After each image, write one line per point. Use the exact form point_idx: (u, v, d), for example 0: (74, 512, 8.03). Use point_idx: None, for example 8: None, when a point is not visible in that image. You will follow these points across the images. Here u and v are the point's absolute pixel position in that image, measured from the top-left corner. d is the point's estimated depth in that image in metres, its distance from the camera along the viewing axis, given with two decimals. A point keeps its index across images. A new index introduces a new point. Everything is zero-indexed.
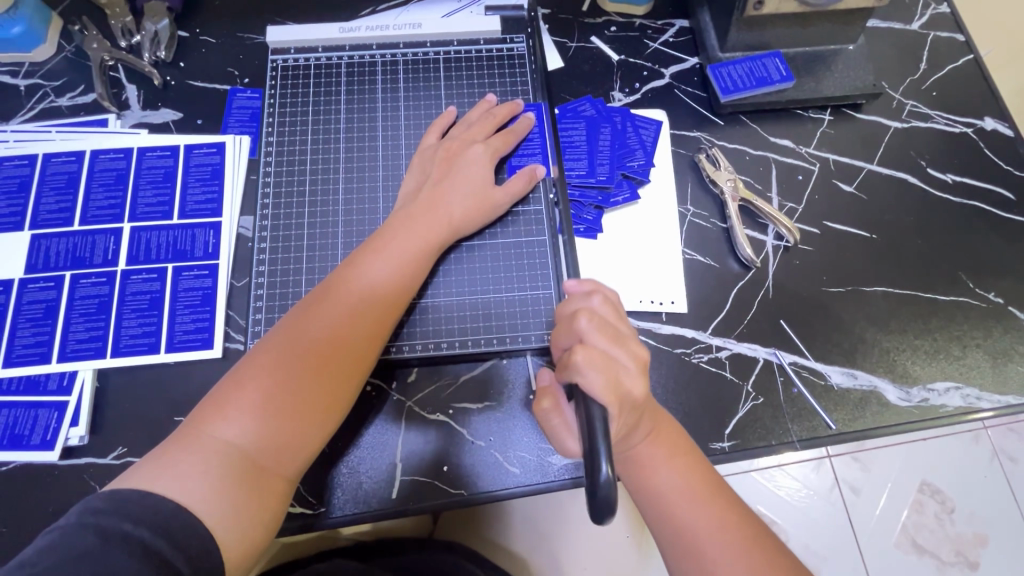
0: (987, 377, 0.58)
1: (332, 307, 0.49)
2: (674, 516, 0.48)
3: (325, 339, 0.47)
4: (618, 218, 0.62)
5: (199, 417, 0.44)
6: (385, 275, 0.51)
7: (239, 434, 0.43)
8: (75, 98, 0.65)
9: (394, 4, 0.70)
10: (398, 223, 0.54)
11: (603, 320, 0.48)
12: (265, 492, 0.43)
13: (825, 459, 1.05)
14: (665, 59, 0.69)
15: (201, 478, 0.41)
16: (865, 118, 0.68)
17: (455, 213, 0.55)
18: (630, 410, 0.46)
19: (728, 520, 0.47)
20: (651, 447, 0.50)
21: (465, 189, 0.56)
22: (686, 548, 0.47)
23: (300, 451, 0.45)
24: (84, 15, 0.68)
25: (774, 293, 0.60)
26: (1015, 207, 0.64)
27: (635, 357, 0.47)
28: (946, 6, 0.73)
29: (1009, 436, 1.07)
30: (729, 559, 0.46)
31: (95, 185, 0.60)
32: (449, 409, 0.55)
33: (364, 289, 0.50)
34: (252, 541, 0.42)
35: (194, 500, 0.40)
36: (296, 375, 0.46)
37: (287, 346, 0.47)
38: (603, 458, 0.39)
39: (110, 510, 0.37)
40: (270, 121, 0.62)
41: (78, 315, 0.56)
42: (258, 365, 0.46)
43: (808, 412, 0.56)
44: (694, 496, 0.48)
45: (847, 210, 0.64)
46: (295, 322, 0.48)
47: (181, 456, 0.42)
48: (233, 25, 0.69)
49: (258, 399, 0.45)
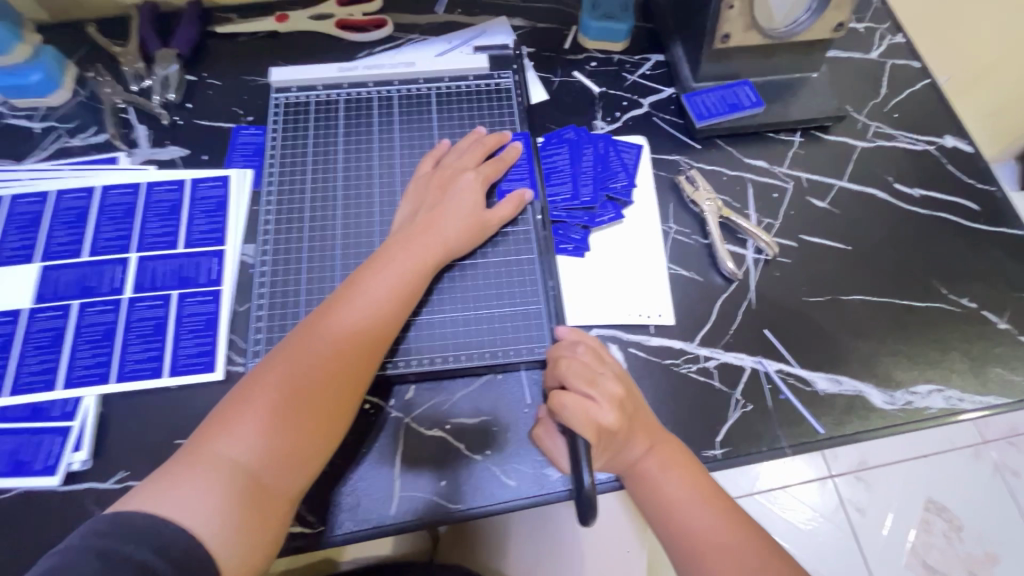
0: (968, 379, 0.60)
1: (333, 326, 0.51)
2: (672, 523, 0.50)
3: (328, 357, 0.49)
4: (605, 236, 0.65)
5: (203, 436, 0.45)
6: (385, 294, 0.53)
7: (243, 452, 0.44)
8: (87, 138, 0.69)
9: (390, 47, 0.76)
10: (396, 246, 0.57)
11: (583, 366, 0.52)
12: (267, 511, 0.44)
13: (828, 479, 1.40)
14: (643, 90, 0.74)
15: (204, 498, 0.42)
16: (833, 139, 0.72)
17: (450, 234, 0.58)
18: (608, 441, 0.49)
19: (723, 527, 0.49)
20: (648, 461, 0.51)
21: (459, 212, 0.59)
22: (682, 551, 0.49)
23: (301, 467, 0.46)
24: (99, 64, 0.73)
25: (757, 303, 0.62)
26: (980, 217, 0.68)
27: (614, 396, 0.51)
28: (901, 37, 0.79)
29: (1009, 454, 1.42)
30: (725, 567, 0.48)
31: (104, 219, 0.63)
32: (447, 424, 0.56)
33: (364, 309, 0.52)
34: (254, 561, 0.43)
35: (198, 520, 0.41)
36: (299, 392, 0.47)
37: (291, 363, 0.48)
38: (585, 468, 0.45)
39: (113, 532, 0.38)
40: (272, 155, 0.66)
41: (84, 343, 0.57)
42: (262, 385, 0.47)
43: (796, 418, 0.58)
44: (693, 504, 0.50)
45: (822, 225, 0.67)
46: (298, 341, 0.50)
47: (184, 475, 0.43)
48: (237, 68, 0.74)
49: (262, 415, 0.46)
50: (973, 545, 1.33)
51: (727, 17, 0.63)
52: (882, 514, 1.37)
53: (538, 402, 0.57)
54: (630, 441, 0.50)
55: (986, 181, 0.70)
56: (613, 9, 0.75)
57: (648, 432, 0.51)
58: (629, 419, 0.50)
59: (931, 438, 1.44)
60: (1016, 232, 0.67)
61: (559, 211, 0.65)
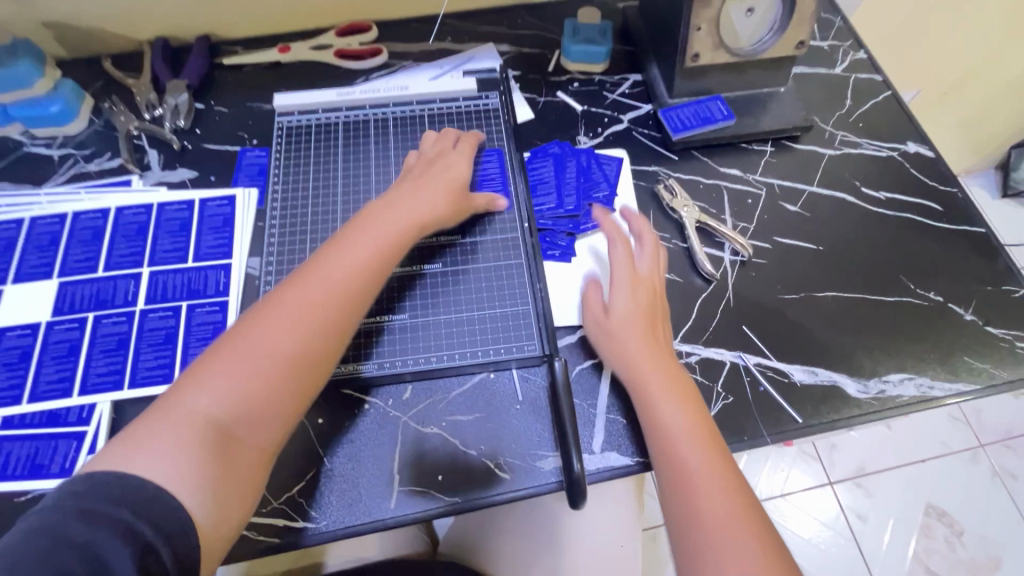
0: (938, 368, 0.63)
1: (311, 282, 0.51)
2: (662, 429, 0.53)
3: (305, 313, 0.50)
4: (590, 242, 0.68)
5: (174, 392, 0.45)
6: (362, 255, 0.54)
7: (215, 405, 0.45)
8: (103, 163, 0.73)
9: (386, 73, 0.81)
10: (374, 213, 0.58)
11: (627, 262, 0.61)
12: (241, 466, 0.45)
13: (828, 486, 1.41)
14: (622, 107, 0.79)
15: (177, 452, 0.43)
16: (803, 147, 0.77)
17: (429, 205, 0.60)
18: (610, 317, 0.60)
19: (721, 476, 0.49)
20: (648, 362, 0.56)
21: (439, 186, 0.62)
22: (676, 479, 0.50)
23: (276, 421, 0.47)
24: (114, 94, 0.78)
25: (735, 302, 0.66)
26: (944, 217, 0.72)
27: (639, 292, 0.60)
28: (863, 53, 0.85)
29: (1007, 456, 1.44)
30: (712, 495, 0.48)
31: (118, 237, 0.67)
32: (442, 422, 0.59)
33: (340, 268, 0.53)
34: (230, 517, 0.44)
35: (170, 476, 0.42)
36: (273, 347, 0.48)
37: (266, 320, 0.49)
38: (574, 457, 0.54)
39: (86, 492, 0.39)
40: (276, 174, 0.70)
41: (99, 352, 0.61)
42: (236, 342, 0.48)
43: (775, 408, 0.60)
44: (684, 422, 0.53)
45: (793, 227, 0.71)
46: (275, 297, 0.50)
47: (157, 430, 0.43)
48: (243, 96, 0.79)
49: (236, 369, 0.46)
50: (975, 549, 1.34)
51: (696, 38, 0.69)
52: (883, 520, 1.38)
53: (530, 399, 0.60)
54: (643, 338, 0.57)
55: (948, 184, 0.74)
56: (592, 34, 0.81)
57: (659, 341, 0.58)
58: (646, 315, 0.59)
59: (927, 441, 1.46)
60: (978, 229, 0.71)
61: (544, 220, 0.69)
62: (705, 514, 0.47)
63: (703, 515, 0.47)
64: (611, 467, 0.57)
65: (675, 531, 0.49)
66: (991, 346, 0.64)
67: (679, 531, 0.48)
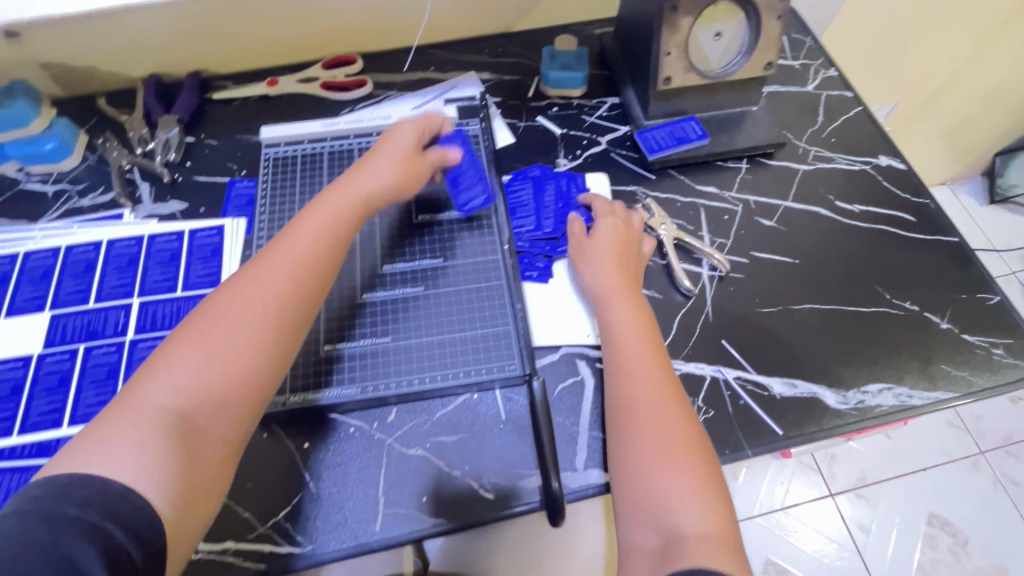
0: (916, 377, 0.64)
1: (260, 266, 0.52)
2: (618, 352, 0.57)
3: (256, 294, 0.50)
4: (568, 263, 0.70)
5: (129, 390, 0.45)
6: (308, 235, 0.55)
7: (172, 396, 0.45)
8: (96, 197, 0.76)
9: (371, 103, 0.84)
10: (323, 195, 0.59)
11: (610, 207, 0.69)
12: (205, 454, 0.45)
13: (829, 497, 1.40)
14: (601, 130, 0.81)
15: (138, 448, 0.42)
16: (777, 164, 0.79)
17: (378, 185, 0.61)
18: (589, 241, 0.66)
19: (659, 389, 0.54)
20: (614, 281, 0.62)
21: (388, 165, 0.63)
22: (619, 385, 0.55)
23: (236, 405, 0.47)
24: (107, 130, 0.81)
25: (714, 317, 0.67)
26: (917, 228, 0.74)
27: (615, 232, 0.66)
28: (834, 71, 0.87)
29: (1007, 463, 1.43)
30: (653, 400, 0.53)
31: (110, 268, 0.69)
32: (427, 444, 0.60)
33: (287, 250, 0.53)
34: (199, 509, 0.44)
35: (132, 475, 0.41)
36: (226, 333, 0.48)
37: (215, 309, 0.49)
38: (553, 476, 0.56)
39: (48, 497, 0.38)
40: (262, 203, 0.72)
41: (89, 382, 0.62)
42: (189, 332, 0.48)
43: (755, 421, 0.61)
44: (633, 344, 0.57)
45: (770, 241, 0.73)
46: (228, 285, 0.51)
47: (114, 427, 0.43)
48: (232, 129, 0.81)
49: (190, 357, 0.47)
50: (980, 559, 1.32)
51: (666, 62, 0.71)
52: (886, 530, 1.36)
53: (513, 418, 0.61)
54: (611, 260, 0.64)
55: (920, 195, 0.76)
56: (569, 61, 0.83)
57: (627, 272, 0.64)
58: (619, 248, 0.65)
59: (927, 449, 1.46)
60: (951, 239, 0.73)
61: (522, 244, 0.70)
62: (640, 412, 0.52)
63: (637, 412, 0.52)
64: (593, 484, 0.58)
65: (613, 424, 0.54)
66: (967, 354, 0.65)
67: (617, 425, 0.53)
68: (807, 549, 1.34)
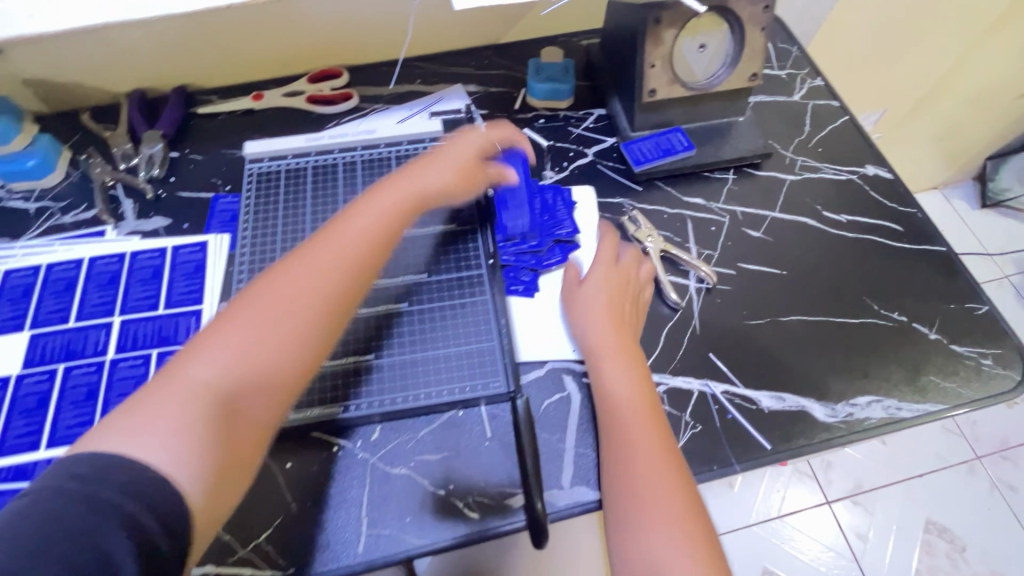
0: (905, 389, 0.63)
1: (321, 252, 0.53)
2: (611, 402, 0.57)
3: (314, 282, 0.51)
4: (552, 277, 0.70)
5: (178, 363, 0.46)
6: (359, 230, 0.55)
7: (220, 377, 0.45)
8: (78, 214, 0.75)
9: (356, 116, 0.83)
10: (380, 189, 0.60)
11: (608, 252, 0.67)
12: (241, 441, 0.45)
13: (825, 505, 1.39)
14: (588, 142, 0.81)
15: (180, 431, 0.42)
16: (764, 174, 0.78)
17: (433, 183, 0.62)
18: (580, 291, 0.65)
19: (656, 446, 0.54)
20: (608, 330, 0.61)
21: (444, 165, 0.63)
22: (615, 441, 0.55)
23: (279, 394, 0.48)
24: (90, 146, 0.80)
25: (701, 329, 0.67)
26: (904, 237, 0.73)
27: (610, 278, 0.65)
28: (820, 80, 0.87)
29: (1004, 468, 1.43)
30: (649, 447, 0.53)
31: (91, 286, 0.68)
32: (411, 462, 0.59)
33: (336, 241, 0.54)
34: (228, 500, 0.44)
35: (171, 459, 0.41)
36: (281, 321, 0.49)
37: (263, 293, 0.50)
38: (535, 497, 0.55)
39: (90, 476, 0.37)
40: (245, 219, 0.71)
41: (68, 404, 0.61)
42: (244, 312, 0.48)
43: (743, 436, 0.60)
44: (630, 388, 0.58)
45: (757, 253, 0.72)
46: (285, 267, 0.52)
47: (160, 400, 0.43)
48: (217, 144, 0.81)
49: (243, 338, 0.47)
50: (978, 565, 1.32)
51: (651, 74, 0.71)
52: (884, 537, 1.35)
53: (498, 435, 0.60)
54: (605, 308, 0.63)
55: (907, 204, 0.76)
56: (555, 73, 0.83)
57: (624, 321, 0.63)
58: (614, 295, 0.64)
59: (923, 455, 1.45)
60: (938, 248, 0.72)
61: (507, 259, 0.70)
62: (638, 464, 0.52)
63: (634, 465, 0.53)
64: (580, 503, 0.57)
65: (610, 476, 0.54)
66: (955, 364, 0.65)
67: (613, 477, 0.53)
68: (804, 557, 1.33)
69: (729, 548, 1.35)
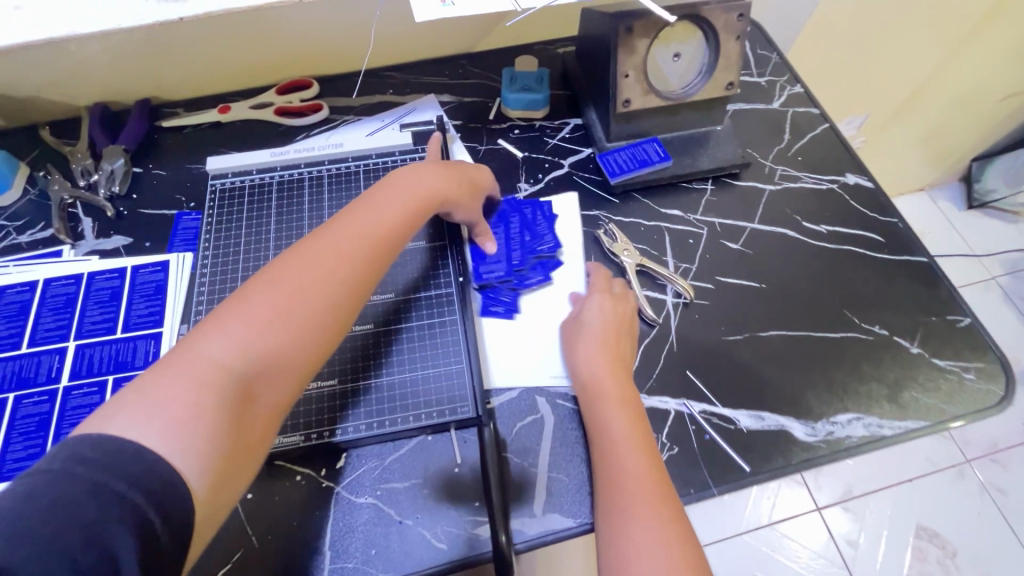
0: (886, 405, 0.62)
1: (336, 243, 0.54)
2: (601, 423, 0.56)
3: (330, 273, 0.52)
4: (534, 297, 0.68)
5: (191, 345, 0.45)
6: (376, 227, 0.57)
7: (236, 361, 0.46)
8: (35, 234, 0.72)
9: (325, 128, 0.81)
10: (390, 186, 0.61)
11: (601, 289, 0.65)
12: (253, 426, 0.46)
13: (816, 512, 1.38)
14: (563, 152, 0.79)
15: (193, 414, 0.42)
16: (743, 184, 0.77)
17: (441, 188, 0.63)
18: (578, 324, 0.63)
19: (644, 467, 0.52)
20: (600, 360, 0.59)
21: (453, 178, 0.65)
22: (604, 467, 0.53)
23: (292, 380, 0.49)
24: (49, 163, 0.77)
25: (678, 346, 0.65)
26: (885, 248, 0.72)
27: (603, 314, 0.63)
28: (799, 87, 0.86)
29: (993, 472, 1.42)
30: (636, 463, 0.52)
31: (45, 310, 0.65)
32: (378, 491, 0.57)
33: (354, 236, 0.55)
34: (229, 491, 0.43)
35: (181, 444, 0.40)
36: (299, 308, 0.49)
37: (283, 279, 0.50)
38: (500, 530, 0.52)
39: (100, 461, 0.37)
40: (207, 238, 0.69)
41: (17, 435, 0.58)
42: (261, 296, 0.49)
43: (721, 457, 0.59)
44: (615, 404, 0.57)
45: (735, 266, 0.70)
46: (301, 255, 0.52)
47: (175, 382, 0.43)
48: (181, 159, 0.79)
49: (260, 324, 0.48)
50: (969, 570, 1.30)
51: (625, 84, 0.70)
52: (875, 544, 1.34)
53: (467, 461, 0.58)
54: (598, 339, 0.61)
55: (888, 214, 0.75)
56: (529, 82, 0.81)
57: (616, 350, 0.61)
58: (607, 330, 0.61)
59: (913, 460, 1.44)
60: (919, 259, 0.71)
61: (485, 279, 0.67)
62: (628, 472, 0.52)
63: (624, 473, 0.52)
64: (553, 530, 0.55)
65: (601, 485, 0.53)
66: (937, 379, 0.63)
67: (603, 493, 0.52)
68: (795, 566, 1.31)
69: (718, 557, 1.33)
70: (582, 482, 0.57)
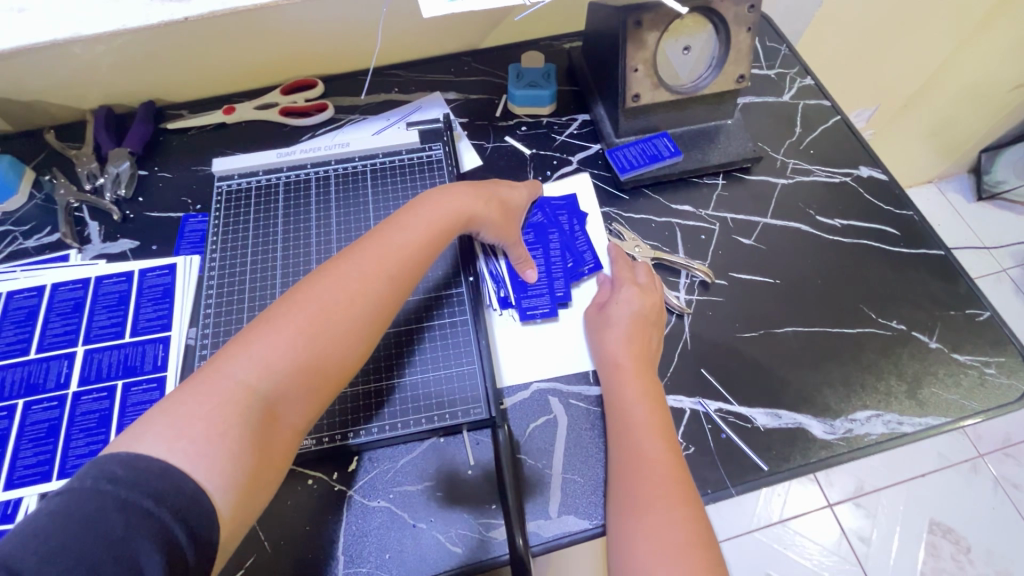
0: (905, 402, 0.61)
1: (358, 264, 0.53)
2: (626, 417, 0.55)
3: (351, 294, 0.51)
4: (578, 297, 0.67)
5: (214, 365, 0.45)
6: (399, 246, 0.56)
7: (256, 382, 0.45)
8: (41, 238, 0.72)
9: (331, 128, 0.81)
10: (417, 204, 0.61)
11: (627, 278, 0.64)
12: (276, 446, 0.45)
13: (827, 507, 1.36)
14: (572, 148, 0.78)
15: (219, 432, 0.42)
16: (754, 178, 0.76)
17: (470, 204, 0.62)
18: (606, 312, 0.62)
19: (659, 464, 0.51)
20: (632, 355, 0.59)
21: (488, 195, 0.64)
22: (625, 462, 0.52)
23: (313, 400, 0.48)
24: (55, 166, 0.77)
25: (692, 344, 0.64)
26: (900, 241, 0.71)
27: (635, 305, 0.61)
28: (810, 79, 0.85)
29: (1006, 467, 1.40)
30: (657, 452, 0.52)
31: (53, 315, 0.65)
32: (391, 493, 0.56)
33: (377, 257, 0.55)
34: (254, 511, 0.43)
35: (206, 462, 0.40)
36: (320, 329, 0.49)
37: (304, 300, 0.50)
38: (517, 534, 0.49)
39: (140, 473, 0.36)
40: (215, 239, 0.69)
41: (27, 441, 0.57)
42: (282, 318, 0.48)
43: (739, 456, 0.58)
44: (641, 401, 0.56)
45: (749, 262, 0.69)
46: (322, 277, 0.52)
47: (198, 403, 0.43)
48: (187, 161, 0.78)
49: (278, 345, 0.47)
50: (984, 567, 1.28)
51: (634, 79, 0.69)
52: (887, 541, 1.32)
53: (481, 461, 0.58)
54: (628, 333, 0.60)
55: (903, 206, 0.73)
56: (536, 78, 0.80)
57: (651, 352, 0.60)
58: (639, 327, 0.60)
59: (926, 456, 1.42)
60: (936, 252, 0.70)
61: (531, 314, 0.65)
62: (647, 457, 0.52)
63: (640, 455, 0.52)
64: (569, 532, 0.54)
65: (619, 465, 0.53)
66: (957, 374, 0.62)
67: (621, 485, 0.51)
68: (806, 563, 1.30)
69: (731, 555, 1.32)
70: (597, 484, 0.56)
